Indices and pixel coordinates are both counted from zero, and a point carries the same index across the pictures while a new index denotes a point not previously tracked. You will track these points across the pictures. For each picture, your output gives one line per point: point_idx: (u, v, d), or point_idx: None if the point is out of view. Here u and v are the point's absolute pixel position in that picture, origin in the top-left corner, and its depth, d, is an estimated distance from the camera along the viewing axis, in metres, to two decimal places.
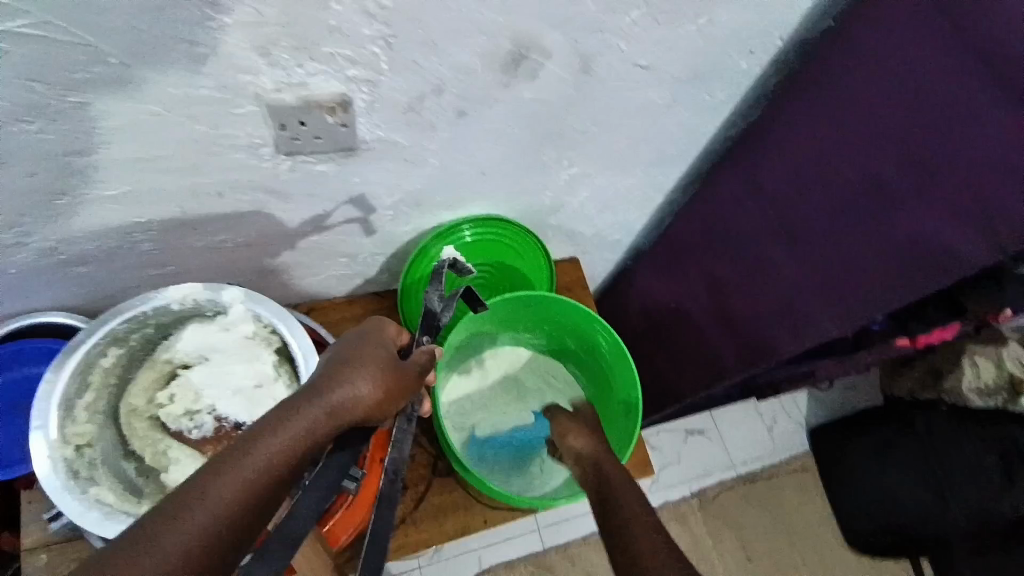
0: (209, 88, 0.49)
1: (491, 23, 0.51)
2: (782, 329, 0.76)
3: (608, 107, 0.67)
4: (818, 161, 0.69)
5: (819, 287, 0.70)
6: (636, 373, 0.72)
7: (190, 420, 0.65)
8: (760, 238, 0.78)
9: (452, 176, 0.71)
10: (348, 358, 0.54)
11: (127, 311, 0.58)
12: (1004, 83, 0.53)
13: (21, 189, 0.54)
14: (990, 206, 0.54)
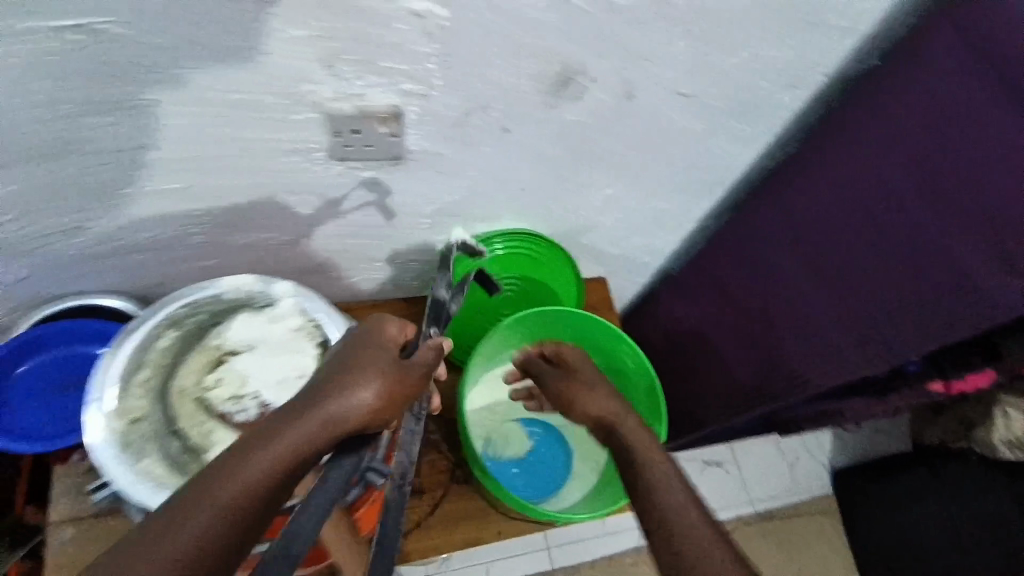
0: (273, 95, 0.53)
1: (542, 47, 0.54)
2: (799, 340, 0.77)
3: (649, 132, 0.68)
4: (852, 193, 0.69)
5: (845, 314, 0.71)
6: (659, 388, 0.75)
7: (234, 405, 0.62)
8: (783, 256, 0.80)
9: (491, 190, 0.73)
10: (345, 364, 0.51)
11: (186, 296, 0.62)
12: (1005, 85, 0.56)
13: (91, 178, 0.57)
14: (990, 206, 0.57)
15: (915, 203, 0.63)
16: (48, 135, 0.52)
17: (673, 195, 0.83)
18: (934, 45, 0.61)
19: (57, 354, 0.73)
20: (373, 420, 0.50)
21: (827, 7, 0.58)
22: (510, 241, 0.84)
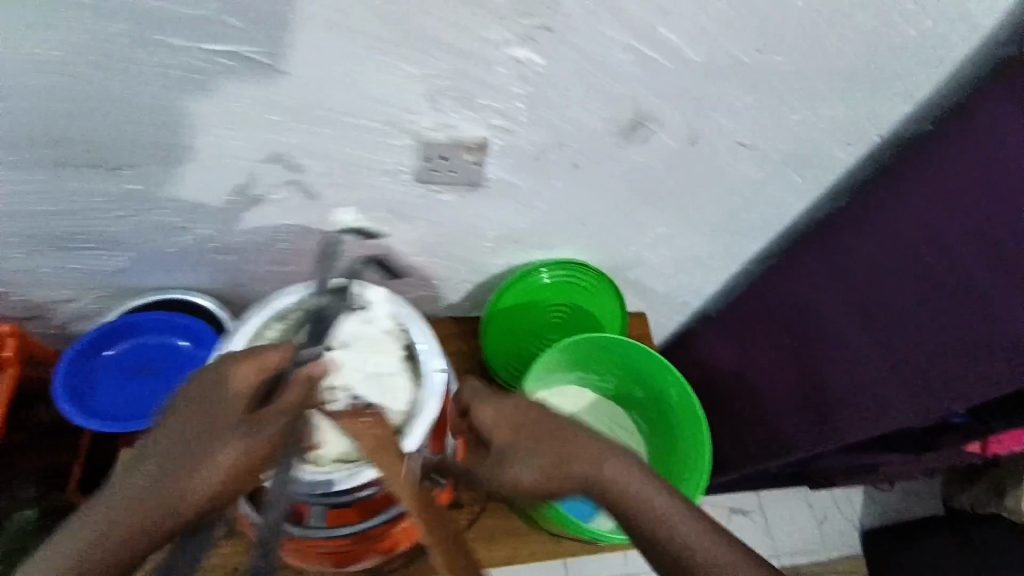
0: (378, 122, 0.58)
1: (622, 95, 0.59)
2: (839, 381, 0.78)
3: (707, 178, 0.73)
4: (901, 250, 0.73)
5: (888, 362, 0.72)
6: (708, 432, 0.76)
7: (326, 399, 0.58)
8: (819, 300, 0.83)
9: (553, 220, 0.78)
10: (193, 435, 0.49)
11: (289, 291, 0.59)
12: (994, 119, 0.66)
13: (205, 184, 0.64)
14: (992, 219, 0.66)
15: (966, 263, 0.67)
16: (180, 144, 0.58)
17: (722, 238, 0.87)
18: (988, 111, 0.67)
19: (141, 342, 0.79)
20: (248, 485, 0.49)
21: (884, 74, 0.63)
22: (561, 270, 0.89)
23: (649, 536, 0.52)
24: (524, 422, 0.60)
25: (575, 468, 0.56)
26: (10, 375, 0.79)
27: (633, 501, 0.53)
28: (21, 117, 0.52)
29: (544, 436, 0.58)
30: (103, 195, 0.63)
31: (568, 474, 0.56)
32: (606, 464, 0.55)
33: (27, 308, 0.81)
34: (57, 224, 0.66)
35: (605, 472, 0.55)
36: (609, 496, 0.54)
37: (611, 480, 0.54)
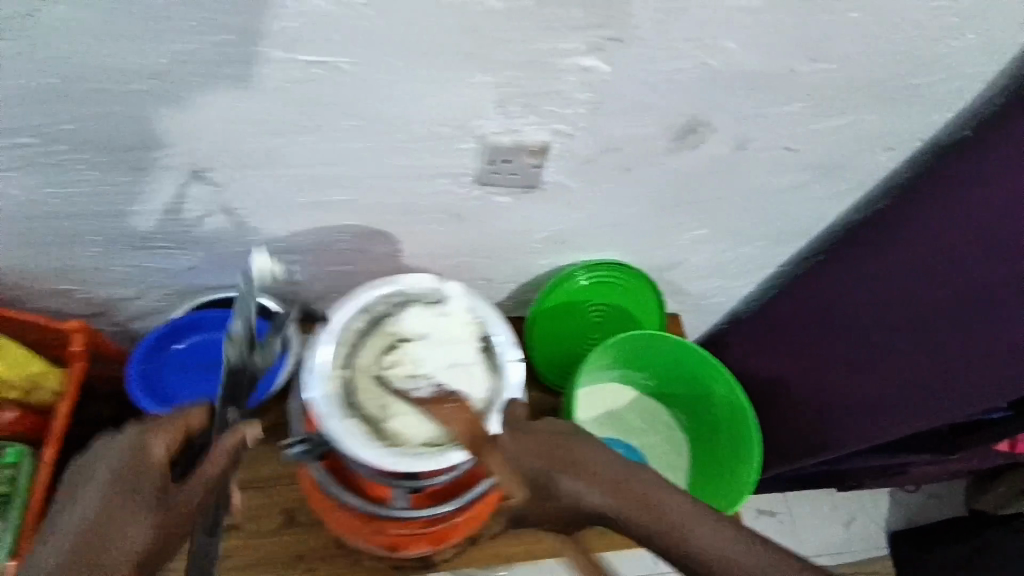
0: (448, 127, 0.61)
1: (679, 101, 0.62)
2: (869, 377, 0.82)
3: (751, 181, 0.76)
4: (932, 260, 0.76)
5: (923, 372, 0.75)
6: (757, 423, 0.81)
7: (413, 383, 0.55)
8: (847, 301, 0.86)
9: (601, 223, 0.81)
10: (105, 507, 0.45)
11: (378, 285, 0.58)
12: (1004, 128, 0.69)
13: (276, 186, 0.66)
14: (996, 226, 0.70)
15: (993, 273, 0.69)
16: (259, 149, 0.61)
17: (762, 241, 0.89)
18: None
19: (205, 338, 0.82)
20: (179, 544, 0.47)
21: (928, 82, 0.65)
22: (596, 270, 0.91)
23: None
24: (553, 451, 0.50)
25: (619, 498, 0.48)
26: (78, 370, 0.80)
27: (697, 535, 0.45)
28: (117, 122, 0.55)
29: (577, 463, 0.49)
30: (182, 196, 0.66)
31: (609, 506, 0.48)
32: (656, 488, 0.48)
33: (90, 307, 0.84)
34: (134, 223, 0.69)
35: (657, 500, 0.47)
36: (667, 528, 0.46)
37: (666, 508, 0.47)
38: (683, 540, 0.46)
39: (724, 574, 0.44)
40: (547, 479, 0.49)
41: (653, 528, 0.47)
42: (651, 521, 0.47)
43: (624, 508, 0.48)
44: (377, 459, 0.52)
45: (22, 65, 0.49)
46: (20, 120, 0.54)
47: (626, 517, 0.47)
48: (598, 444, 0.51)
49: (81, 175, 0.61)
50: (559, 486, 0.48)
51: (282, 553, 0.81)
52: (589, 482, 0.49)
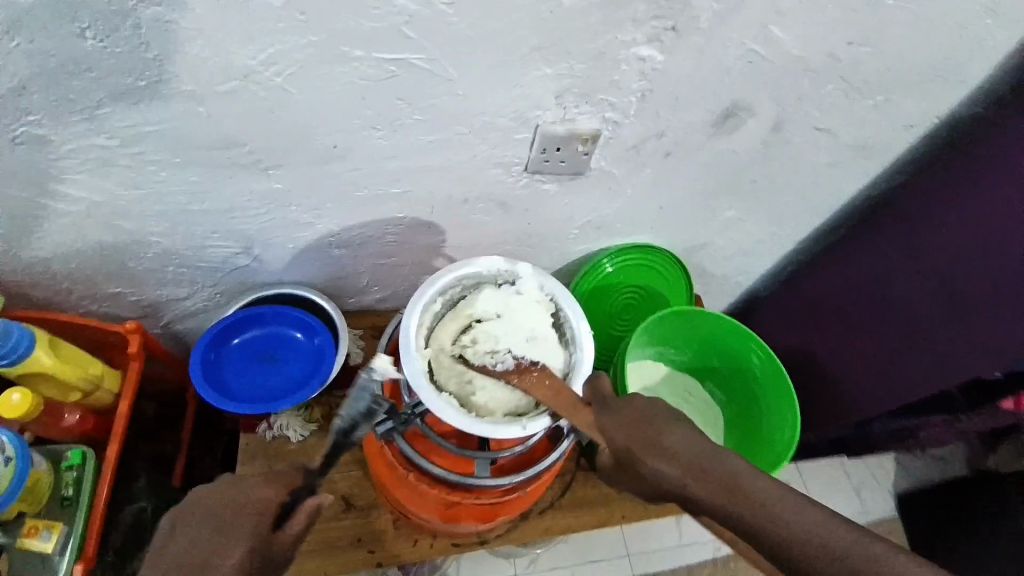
0: (508, 118, 0.64)
1: (723, 86, 0.66)
2: (883, 347, 0.90)
3: (783, 161, 0.80)
4: (981, 232, 0.75)
5: (981, 342, 0.77)
6: (794, 388, 0.86)
7: (492, 357, 0.64)
8: (860, 276, 0.92)
9: (638, 207, 0.85)
10: (209, 532, 0.53)
11: (455, 270, 0.67)
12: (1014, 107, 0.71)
13: (336, 181, 0.68)
14: (994, 210, 0.73)
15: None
16: (327, 144, 0.63)
17: (786, 221, 0.94)
18: None
19: (262, 333, 0.85)
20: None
21: (951, 65, 0.70)
22: (626, 255, 0.95)
23: (790, 552, 0.49)
24: (639, 436, 0.57)
25: (699, 478, 0.53)
26: (135, 371, 0.81)
27: (772, 506, 0.50)
28: (201, 121, 0.57)
29: (661, 448, 0.56)
30: (248, 194, 0.68)
31: (692, 489, 0.53)
32: (731, 470, 0.53)
33: (139, 311, 0.85)
34: (196, 223, 0.71)
35: (734, 479, 0.53)
36: (745, 504, 0.51)
37: (745, 484, 0.52)
38: (762, 512, 0.50)
39: (794, 539, 0.49)
40: (638, 463, 0.56)
41: (732, 505, 0.51)
42: (731, 498, 0.52)
43: (705, 489, 0.53)
44: (465, 427, 0.58)
45: (117, 68, 0.51)
46: (107, 122, 0.55)
47: (704, 496, 0.53)
48: (681, 429, 0.57)
49: (154, 175, 0.63)
50: (647, 467, 0.55)
51: (343, 536, 0.84)
52: (672, 466, 0.54)
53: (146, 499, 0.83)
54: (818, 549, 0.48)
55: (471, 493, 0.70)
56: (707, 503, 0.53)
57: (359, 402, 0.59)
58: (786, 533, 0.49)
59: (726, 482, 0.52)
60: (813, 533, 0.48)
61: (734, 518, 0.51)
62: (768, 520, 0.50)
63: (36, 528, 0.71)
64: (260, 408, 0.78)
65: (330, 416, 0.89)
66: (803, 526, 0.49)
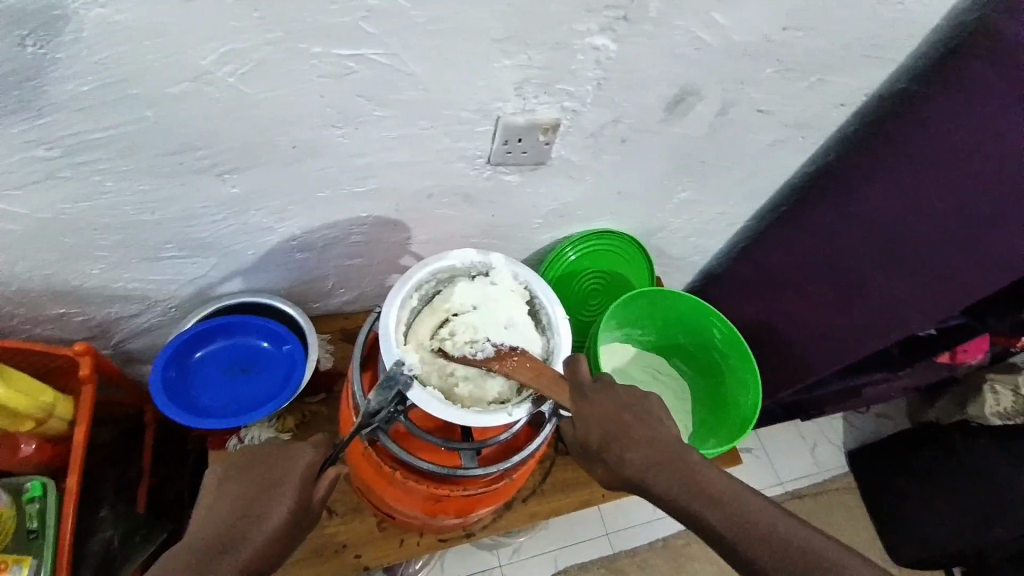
0: (470, 111, 0.65)
1: (674, 72, 0.69)
2: (831, 310, 0.96)
3: (730, 143, 0.84)
4: (910, 195, 0.82)
5: (920, 293, 0.83)
6: (753, 359, 0.90)
7: (472, 348, 0.65)
8: (804, 246, 0.98)
9: (599, 194, 0.87)
10: (265, 486, 0.60)
11: (429, 265, 0.68)
12: (940, 79, 0.77)
13: (298, 182, 0.67)
14: (921, 179, 0.80)
15: (968, 192, 0.76)
16: (286, 145, 0.61)
17: (736, 200, 0.99)
18: (969, 68, 0.74)
19: (228, 344, 0.82)
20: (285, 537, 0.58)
21: (877, 45, 0.75)
22: (588, 241, 0.97)
23: (736, 541, 0.55)
24: (617, 429, 0.61)
25: (666, 472, 0.59)
26: (89, 394, 0.77)
27: (727, 500, 0.57)
28: (151, 128, 0.55)
29: (636, 441, 0.60)
30: (204, 201, 0.65)
31: (658, 481, 0.59)
32: (695, 466, 0.59)
33: (88, 331, 0.80)
34: (148, 234, 0.68)
35: (696, 474, 0.59)
36: (704, 498, 0.57)
37: (706, 480, 0.58)
38: (718, 506, 0.57)
39: (743, 531, 0.55)
40: (613, 455, 0.61)
41: (691, 499, 0.57)
42: (692, 491, 0.58)
43: (670, 482, 0.58)
44: (448, 417, 0.59)
45: (58, 74, 0.48)
46: (47, 132, 0.53)
47: (669, 489, 0.58)
48: (653, 425, 0.62)
49: (100, 187, 0.60)
50: (621, 459, 0.60)
51: (328, 544, 0.82)
52: (643, 459, 0.60)
53: (112, 528, 0.80)
54: (760, 539, 0.54)
55: (460, 486, 0.70)
56: (670, 496, 0.58)
57: (388, 391, 0.61)
58: (736, 525, 0.56)
59: (689, 477, 0.58)
60: (760, 525, 0.55)
61: (692, 511, 0.57)
62: (722, 512, 0.56)
63: (4, 564, 0.68)
64: (231, 423, 0.76)
65: (303, 424, 0.87)
66: (751, 519, 0.56)
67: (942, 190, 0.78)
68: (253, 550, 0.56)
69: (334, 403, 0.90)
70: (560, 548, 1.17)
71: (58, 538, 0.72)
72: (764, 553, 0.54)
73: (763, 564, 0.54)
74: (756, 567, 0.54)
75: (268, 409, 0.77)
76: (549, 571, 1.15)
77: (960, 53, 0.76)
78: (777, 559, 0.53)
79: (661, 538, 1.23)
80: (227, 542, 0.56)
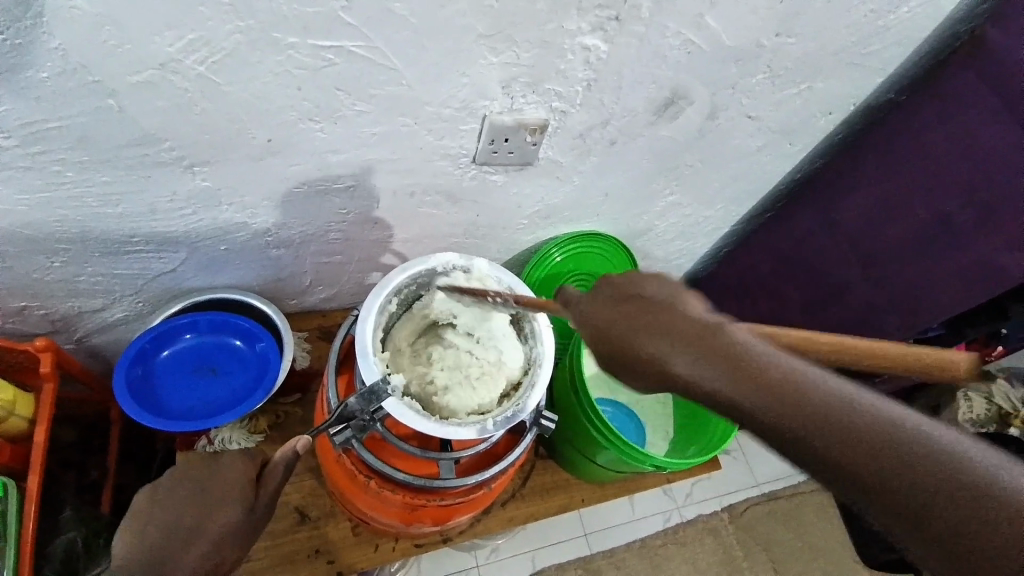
0: (453, 108, 0.62)
1: (664, 76, 0.68)
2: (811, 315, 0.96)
3: (718, 148, 0.83)
4: (888, 207, 0.83)
5: (892, 302, 0.86)
6: None
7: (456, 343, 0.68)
8: (786, 252, 0.98)
9: (584, 197, 0.86)
10: (213, 489, 0.60)
11: (408, 268, 0.66)
12: (930, 89, 0.77)
13: (274, 177, 0.64)
14: (906, 189, 0.80)
15: (949, 207, 0.76)
16: (260, 139, 0.59)
17: (723, 205, 0.98)
18: (953, 79, 0.74)
19: (196, 343, 0.79)
20: (236, 536, 0.59)
21: (868, 53, 0.75)
22: (573, 243, 0.95)
23: (839, 456, 0.39)
24: (659, 326, 0.45)
25: (738, 372, 0.42)
26: (50, 393, 0.73)
27: (828, 399, 0.40)
28: (113, 116, 0.52)
29: (690, 337, 0.44)
30: (172, 195, 0.62)
31: (728, 391, 0.42)
32: (774, 360, 0.42)
33: (50, 326, 0.76)
34: (113, 228, 0.64)
35: (779, 370, 0.42)
36: (794, 401, 0.41)
37: (792, 375, 0.41)
38: (812, 412, 0.40)
39: (851, 436, 0.39)
40: (653, 364, 0.44)
41: (772, 406, 0.41)
42: (781, 398, 0.41)
43: (747, 391, 0.41)
44: (427, 429, 0.59)
45: (15, 60, 0.45)
46: (2, 120, 0.49)
47: (746, 399, 0.41)
48: (698, 317, 0.45)
49: (61, 176, 0.56)
50: (671, 366, 0.43)
51: (300, 549, 0.80)
52: (701, 362, 0.43)
53: (75, 529, 0.76)
54: (877, 448, 0.39)
55: (437, 495, 0.69)
56: (745, 408, 0.42)
57: (368, 402, 0.59)
58: (841, 434, 0.39)
59: (768, 373, 0.42)
60: (871, 426, 0.39)
61: (777, 423, 0.41)
62: (821, 418, 0.40)
63: None
64: (199, 425, 0.73)
65: (277, 424, 0.85)
66: (859, 419, 0.40)
67: (924, 200, 0.79)
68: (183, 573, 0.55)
69: (309, 404, 0.88)
70: (537, 549, 1.16)
71: (20, 541, 0.68)
72: (881, 467, 0.38)
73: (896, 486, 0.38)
74: (868, 487, 0.39)
75: (240, 410, 0.74)
76: (525, 571, 1.14)
77: (948, 63, 0.76)
78: (894, 476, 0.38)
79: (638, 539, 1.23)
80: (179, 547, 0.57)
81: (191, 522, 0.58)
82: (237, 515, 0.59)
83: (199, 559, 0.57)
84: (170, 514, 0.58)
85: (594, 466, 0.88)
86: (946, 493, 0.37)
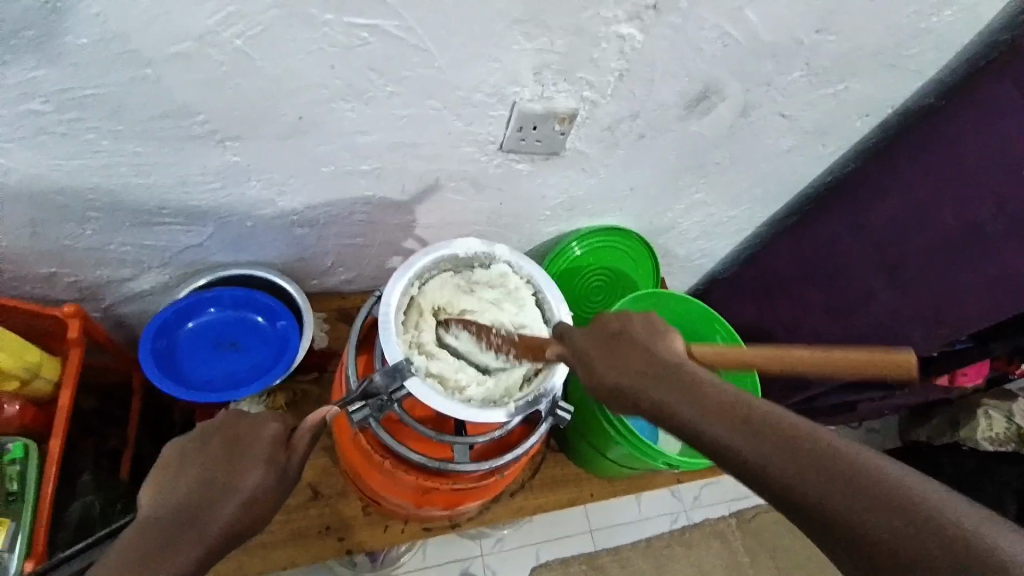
0: (483, 94, 0.62)
1: (698, 70, 0.67)
2: (834, 323, 0.95)
3: (747, 148, 0.82)
4: (917, 216, 0.81)
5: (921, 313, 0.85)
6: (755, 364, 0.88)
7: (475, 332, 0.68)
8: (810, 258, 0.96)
9: (609, 190, 0.85)
10: (236, 449, 0.57)
11: (432, 252, 0.68)
12: (968, 94, 0.75)
13: (306, 155, 0.65)
14: (938, 199, 0.78)
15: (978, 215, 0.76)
16: (291, 116, 0.59)
17: (749, 205, 0.96)
18: (991, 86, 0.73)
19: (219, 315, 0.80)
20: (265, 498, 0.56)
21: (910, 54, 0.73)
22: (595, 236, 0.94)
23: (823, 505, 0.38)
24: (657, 372, 0.47)
25: (718, 412, 0.44)
26: (74, 358, 0.75)
27: (809, 442, 0.41)
28: (149, 86, 0.52)
29: (689, 386, 0.46)
30: (202, 168, 0.63)
31: (720, 433, 0.43)
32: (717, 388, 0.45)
33: (77, 293, 0.78)
34: (143, 199, 0.65)
35: (763, 415, 0.43)
36: (774, 440, 0.41)
37: (761, 409, 0.43)
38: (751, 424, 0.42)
39: (813, 472, 0.39)
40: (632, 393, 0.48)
41: (778, 459, 0.40)
42: (723, 418, 0.43)
43: (695, 410, 0.44)
44: (448, 409, 0.60)
45: (56, 26, 0.46)
46: (41, 85, 0.50)
47: (738, 445, 0.42)
48: (664, 343, 0.49)
49: (94, 144, 0.57)
50: (663, 408, 0.45)
51: (311, 525, 0.81)
52: (695, 408, 0.44)
53: (92, 493, 0.78)
54: (867, 498, 0.37)
55: (450, 479, 0.69)
56: (736, 452, 0.42)
57: (392, 379, 0.61)
58: (773, 451, 0.41)
59: (727, 408, 0.44)
60: (815, 449, 0.40)
61: (765, 467, 0.41)
62: (801, 454, 0.40)
63: None
64: (219, 396, 0.74)
65: (294, 402, 0.87)
66: (844, 461, 0.39)
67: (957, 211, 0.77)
68: (214, 535, 0.52)
69: (325, 383, 0.90)
70: (541, 543, 1.16)
71: (38, 502, 0.70)
72: (869, 511, 0.37)
73: (826, 503, 0.38)
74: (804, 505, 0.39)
75: (261, 384, 0.76)
76: (529, 563, 1.14)
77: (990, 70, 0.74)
78: (824, 492, 0.38)
79: (643, 539, 1.23)
80: (206, 505, 0.53)
81: (221, 479, 0.55)
82: (265, 474, 0.56)
83: (230, 517, 0.54)
84: (193, 471, 0.55)
85: (605, 461, 0.88)
86: (932, 538, 0.35)
